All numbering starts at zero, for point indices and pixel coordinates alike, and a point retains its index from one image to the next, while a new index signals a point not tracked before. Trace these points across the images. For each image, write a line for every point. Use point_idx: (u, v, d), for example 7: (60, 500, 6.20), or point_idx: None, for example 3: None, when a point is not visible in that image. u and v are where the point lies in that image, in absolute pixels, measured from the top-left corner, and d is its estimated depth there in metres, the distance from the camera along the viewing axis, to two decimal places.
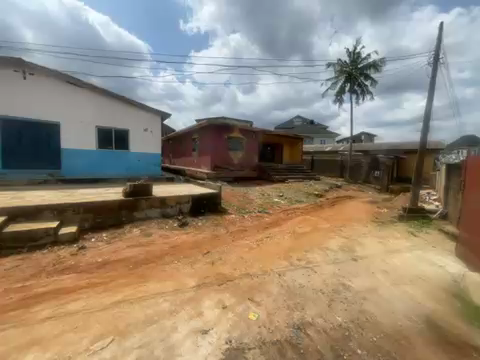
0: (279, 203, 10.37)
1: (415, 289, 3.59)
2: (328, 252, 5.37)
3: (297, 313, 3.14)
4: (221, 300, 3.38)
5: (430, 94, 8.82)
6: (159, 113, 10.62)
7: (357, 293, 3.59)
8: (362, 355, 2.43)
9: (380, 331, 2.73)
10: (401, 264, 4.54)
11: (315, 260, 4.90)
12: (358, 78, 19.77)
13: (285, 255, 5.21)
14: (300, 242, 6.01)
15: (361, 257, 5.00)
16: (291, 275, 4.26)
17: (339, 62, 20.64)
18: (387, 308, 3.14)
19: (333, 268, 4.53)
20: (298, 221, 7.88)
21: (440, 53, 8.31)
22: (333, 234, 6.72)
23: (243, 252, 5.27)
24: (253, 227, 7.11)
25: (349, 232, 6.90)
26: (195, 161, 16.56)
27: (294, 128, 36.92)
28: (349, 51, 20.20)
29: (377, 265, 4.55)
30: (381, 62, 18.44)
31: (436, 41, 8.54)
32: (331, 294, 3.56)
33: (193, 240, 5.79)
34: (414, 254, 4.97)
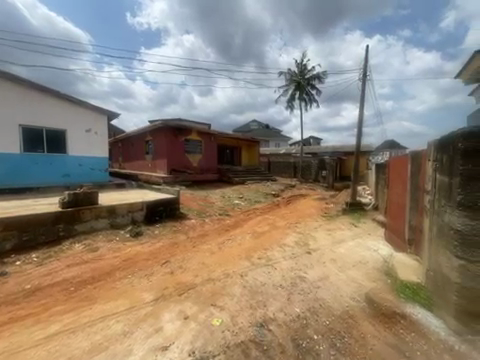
0: (239, 205, 10.55)
1: (357, 272, 4.13)
2: (286, 248, 5.73)
3: (260, 310, 3.22)
4: (182, 311, 3.20)
5: (361, 105, 10.42)
6: (105, 112, 9.49)
7: (311, 283, 3.92)
8: (317, 339, 2.64)
9: (331, 315, 3.02)
10: (346, 252, 5.16)
11: (274, 257, 5.16)
12: (305, 88, 21.89)
13: (247, 255, 5.32)
14: (261, 241, 6.22)
15: (314, 249, 5.51)
16: (253, 274, 4.37)
17: (289, 71, 22.49)
18: (337, 293, 3.52)
19: (290, 263, 4.83)
20: (257, 221, 8.17)
21: (367, 71, 9.93)
22: (290, 230, 7.20)
23: (205, 258, 5.14)
24: (215, 231, 7.03)
25: (304, 227, 7.50)
26: (149, 165, 15.42)
27: (252, 132, 38.38)
28: (297, 62, 22.23)
29: (327, 255, 5.06)
30: (323, 75, 20.89)
31: (364, 61, 10.19)
32: (290, 288, 3.79)
33: (149, 250, 5.36)
34: (355, 242, 5.74)
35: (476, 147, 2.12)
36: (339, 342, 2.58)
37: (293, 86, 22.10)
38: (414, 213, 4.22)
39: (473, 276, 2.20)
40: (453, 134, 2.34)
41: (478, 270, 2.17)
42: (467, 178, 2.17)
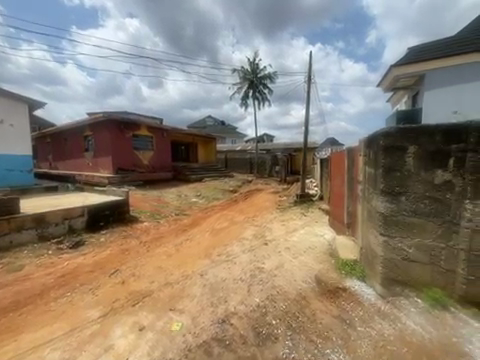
0: (197, 203, 10.30)
1: (307, 257, 4.58)
2: (245, 241, 5.91)
3: (221, 307, 3.23)
4: (137, 322, 2.94)
5: (307, 105, 11.48)
6: (25, 100, 7.75)
7: (269, 272, 4.16)
8: (275, 324, 2.82)
9: (287, 299, 3.28)
10: (298, 240, 5.64)
11: (234, 252, 5.25)
12: (258, 86, 22.70)
13: (206, 253, 5.23)
14: (220, 238, 6.21)
15: (270, 240, 5.85)
16: (213, 271, 4.34)
17: (242, 69, 22.94)
18: (291, 278, 3.84)
19: (249, 256, 4.99)
20: (216, 218, 8.14)
21: (311, 74, 10.98)
22: (248, 224, 7.43)
23: (161, 261, 4.84)
24: (171, 232, 6.68)
25: (261, 220, 7.85)
26: (89, 163, 13.45)
27: (207, 128, 37.74)
28: (250, 61, 22.84)
29: (282, 245, 5.44)
30: (274, 75, 22.07)
31: (308, 65, 11.23)
32: (249, 280, 3.93)
33: (94, 260, 4.71)
34: (305, 230, 6.35)
35: (393, 144, 2.58)
36: (294, 322, 2.81)
37: (247, 84, 22.65)
38: (350, 200, 4.92)
39: (392, 248, 2.69)
40: (377, 133, 2.79)
41: (396, 244, 2.67)
42: (387, 169, 2.63)
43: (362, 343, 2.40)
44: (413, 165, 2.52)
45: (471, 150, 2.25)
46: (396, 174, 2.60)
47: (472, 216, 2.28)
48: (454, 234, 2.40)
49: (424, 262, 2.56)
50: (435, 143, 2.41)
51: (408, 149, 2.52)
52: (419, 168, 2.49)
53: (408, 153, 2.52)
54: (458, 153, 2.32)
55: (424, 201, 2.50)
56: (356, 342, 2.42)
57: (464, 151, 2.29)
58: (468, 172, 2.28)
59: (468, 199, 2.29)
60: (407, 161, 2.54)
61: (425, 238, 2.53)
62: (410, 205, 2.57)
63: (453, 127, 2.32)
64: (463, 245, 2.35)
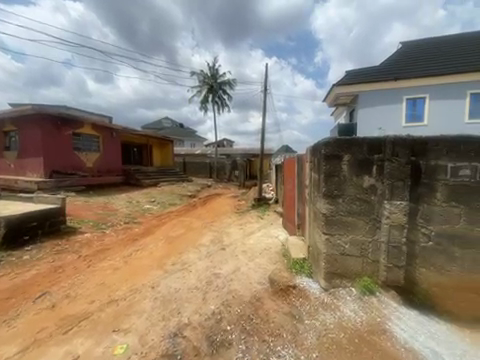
0: (151, 209, 9.60)
1: (263, 258, 4.77)
2: (202, 248, 5.77)
3: (174, 319, 3.05)
4: (71, 352, 2.53)
5: (263, 114, 12.20)
6: None
7: (225, 277, 4.16)
8: (230, 329, 2.81)
9: (242, 302, 3.33)
10: (254, 243, 5.81)
11: (190, 259, 5.06)
12: (218, 91, 22.92)
13: (159, 263, 4.89)
14: (175, 246, 5.91)
15: (228, 245, 5.87)
16: (166, 282, 4.07)
17: (201, 73, 22.89)
18: (247, 281, 3.93)
19: (205, 262, 4.89)
20: (172, 225, 7.73)
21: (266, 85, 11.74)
22: (206, 230, 7.29)
23: (105, 276, 4.30)
24: (119, 242, 6.01)
25: (219, 225, 7.82)
26: (11, 165, 11.08)
27: (164, 129, 35.85)
28: (209, 65, 22.98)
29: (239, 248, 5.52)
30: (233, 82, 22.70)
31: (264, 77, 12.00)
32: (205, 288, 3.84)
33: (13, 284, 3.86)
34: (262, 232, 6.61)
35: (331, 153, 2.94)
36: (248, 325, 2.85)
37: (206, 88, 22.67)
38: (299, 203, 5.36)
39: (333, 245, 3.03)
40: (320, 142, 3.13)
41: (336, 241, 3.01)
42: (327, 175, 2.97)
43: (309, 336, 2.59)
44: (347, 171, 2.91)
45: (388, 159, 2.73)
46: (334, 179, 2.95)
47: (389, 214, 2.75)
48: (378, 229, 2.84)
49: (357, 255, 2.95)
50: (363, 153, 2.84)
51: (343, 157, 2.90)
52: (352, 174, 2.89)
53: (343, 160, 2.90)
54: (379, 162, 2.78)
55: (356, 202, 2.91)
56: (304, 336, 2.61)
57: (383, 160, 2.76)
58: (386, 177, 2.75)
59: (386, 199, 2.76)
60: (342, 168, 2.92)
61: (357, 234, 2.93)
62: (345, 205, 2.94)
63: (375, 139, 2.79)
64: (384, 238, 2.80)
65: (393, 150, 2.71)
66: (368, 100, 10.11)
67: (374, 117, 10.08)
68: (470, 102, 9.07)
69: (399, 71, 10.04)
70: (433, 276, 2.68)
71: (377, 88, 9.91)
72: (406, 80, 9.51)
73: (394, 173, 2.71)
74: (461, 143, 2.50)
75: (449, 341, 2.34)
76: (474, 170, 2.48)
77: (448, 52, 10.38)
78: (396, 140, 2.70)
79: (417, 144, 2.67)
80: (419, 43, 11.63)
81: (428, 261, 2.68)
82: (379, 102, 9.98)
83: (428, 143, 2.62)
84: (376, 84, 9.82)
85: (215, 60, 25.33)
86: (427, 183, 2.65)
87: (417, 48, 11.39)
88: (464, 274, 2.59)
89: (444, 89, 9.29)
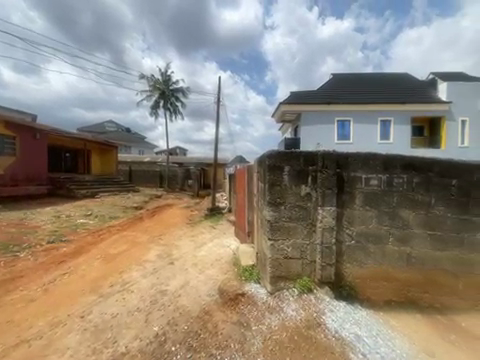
0: (86, 224, 8.29)
1: (213, 269, 4.70)
2: (147, 264, 5.28)
3: (107, 351, 2.70)
4: None
5: (216, 124, 12.49)
6: None
7: (173, 294, 3.91)
8: (175, 350, 2.65)
9: (190, 318, 3.18)
10: (205, 254, 5.67)
11: (132, 278, 4.55)
12: (170, 98, 22.14)
13: (93, 287, 4.22)
14: (115, 265, 5.21)
15: (177, 258, 5.55)
16: (100, 308, 3.54)
17: (153, 78, 21.99)
18: (196, 295, 3.79)
19: (151, 280, 4.48)
20: (112, 241, 6.82)
21: (220, 97, 12.15)
22: (153, 244, 6.71)
23: (15, 312, 3.46)
24: (38, 267, 4.94)
25: (169, 238, 7.33)
26: None
27: (107, 133, 32.12)
28: (161, 71, 22.30)
29: (189, 261, 5.30)
30: (187, 90, 22.49)
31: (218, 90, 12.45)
32: (148, 308, 3.51)
33: None
34: (214, 243, 6.52)
35: (274, 164, 3.22)
36: (195, 341, 2.74)
37: (158, 93, 21.80)
38: (250, 211, 5.58)
39: (277, 249, 3.25)
40: (265, 154, 3.39)
41: (279, 245, 3.24)
42: (271, 184, 3.23)
43: (255, 341, 2.66)
44: (288, 181, 3.22)
45: (320, 171, 3.16)
46: (277, 188, 3.23)
47: (322, 218, 3.15)
48: (314, 232, 3.20)
49: (298, 257, 3.23)
50: (300, 164, 3.21)
51: (284, 168, 3.22)
52: (292, 183, 3.22)
53: (284, 171, 3.21)
54: (313, 172, 3.19)
55: (296, 208, 3.22)
56: (250, 342, 2.66)
57: (316, 171, 3.18)
58: (319, 186, 3.17)
59: (319, 205, 3.16)
60: (284, 178, 3.22)
61: (297, 238, 3.23)
62: (287, 212, 3.23)
63: (310, 153, 3.19)
64: (319, 240, 3.17)
65: (323, 163, 3.16)
66: (309, 119, 11.57)
67: (313, 134, 11.55)
68: (380, 127, 11.49)
69: (331, 97, 11.95)
70: (355, 269, 3.18)
71: (315, 109, 11.49)
72: (336, 105, 11.38)
73: (324, 183, 3.15)
74: (370, 158, 3.12)
75: (368, 324, 2.78)
76: (379, 181, 3.11)
77: (365, 86, 13.01)
78: (325, 155, 3.17)
79: (341, 158, 3.18)
80: (345, 76, 14.15)
81: (352, 257, 3.18)
82: (317, 122, 11.56)
83: (348, 158, 3.16)
84: (314, 106, 11.40)
85: (168, 66, 24.62)
86: (349, 191, 3.17)
87: (344, 80, 13.84)
88: (377, 265, 3.15)
89: (364, 116, 11.48)
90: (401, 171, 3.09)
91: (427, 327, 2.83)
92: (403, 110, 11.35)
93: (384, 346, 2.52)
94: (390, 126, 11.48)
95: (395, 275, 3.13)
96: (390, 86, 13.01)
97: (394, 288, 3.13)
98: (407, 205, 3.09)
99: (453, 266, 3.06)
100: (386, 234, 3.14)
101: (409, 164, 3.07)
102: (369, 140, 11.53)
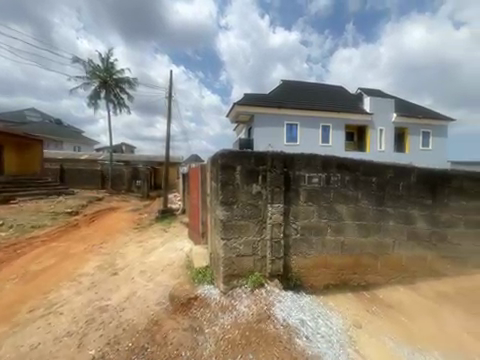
0: None
1: (164, 275, 4.38)
2: (84, 278, 4.56)
3: None
4: None
5: (168, 120, 11.78)
6: None
7: (115, 308, 3.48)
8: None
9: (135, 332, 2.88)
10: (155, 260, 5.24)
11: (62, 298, 3.85)
12: (114, 89, 19.70)
13: (4, 316, 3.39)
14: (37, 285, 4.29)
15: (121, 268, 4.97)
16: (14, 342, 2.86)
17: (91, 63, 19.18)
18: (143, 305, 3.47)
19: (87, 296, 3.88)
20: (35, 256, 5.61)
21: (171, 92, 11.51)
22: (92, 255, 5.82)
23: None
24: None
25: (112, 247, 6.48)
26: None
27: (29, 124, 26.38)
28: (102, 57, 19.68)
29: (136, 270, 4.81)
30: (135, 82, 20.44)
31: (169, 84, 11.76)
32: (84, 329, 3.03)
33: None
34: (165, 247, 6.09)
35: (227, 163, 3.22)
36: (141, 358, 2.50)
37: (98, 82, 19.15)
38: (204, 211, 5.45)
39: (229, 248, 3.26)
40: (217, 153, 3.35)
41: (232, 244, 3.26)
42: (223, 183, 3.22)
43: (208, 344, 2.60)
44: (240, 180, 3.26)
45: (269, 170, 3.32)
46: (229, 187, 3.24)
47: (272, 214, 3.32)
48: (264, 228, 3.34)
49: (250, 254, 3.31)
50: (251, 164, 3.29)
51: (236, 168, 3.25)
52: (243, 182, 3.28)
53: (236, 170, 3.24)
54: (263, 172, 3.32)
55: (247, 207, 3.29)
56: (203, 346, 2.58)
57: (266, 170, 3.32)
58: (268, 185, 3.32)
59: (269, 202, 3.32)
60: (236, 177, 3.25)
61: (249, 235, 3.31)
62: (239, 210, 3.27)
63: (260, 153, 3.31)
64: (269, 235, 3.33)
65: (272, 163, 3.33)
66: (261, 121, 12.13)
67: (265, 135, 12.17)
68: (321, 132, 12.98)
69: (281, 102, 12.85)
70: (300, 260, 3.47)
71: (267, 112, 12.17)
72: (285, 109, 12.30)
73: (273, 181, 3.32)
74: (312, 159, 3.45)
75: (311, 308, 3.07)
76: (319, 179, 3.48)
77: (309, 94, 14.47)
78: (274, 155, 3.35)
79: (288, 158, 3.41)
80: (293, 84, 15.43)
81: (297, 249, 3.46)
82: (268, 124, 12.24)
83: (294, 158, 3.42)
84: (266, 108, 12.03)
85: (110, 53, 21.85)
86: (295, 189, 3.43)
87: (292, 86, 15.07)
88: (318, 254, 3.52)
89: (309, 121, 12.77)
90: (336, 170, 3.53)
91: (356, 303, 3.31)
92: (339, 117, 13.13)
93: (324, 326, 2.82)
94: (329, 132, 13.09)
95: (332, 262, 3.56)
96: (328, 96, 14.84)
97: (331, 273, 3.56)
98: (341, 200, 3.56)
99: (375, 249, 3.67)
100: (325, 226, 3.53)
101: (342, 164, 3.53)
102: (313, 143, 12.86)
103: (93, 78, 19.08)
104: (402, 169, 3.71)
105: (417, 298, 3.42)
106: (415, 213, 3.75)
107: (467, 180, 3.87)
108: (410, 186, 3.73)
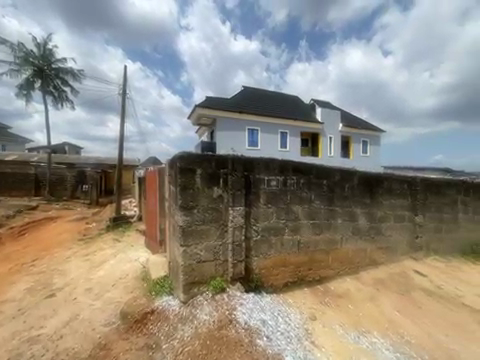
0: None
1: (115, 291, 3.91)
2: (7, 306, 3.75)
3: None
4: None
5: (122, 119, 10.79)
6: None
7: (51, 337, 2.95)
8: None
9: None
10: (105, 274, 4.66)
11: None
12: (54, 80, 17.07)
13: None
14: None
15: (60, 288, 4.26)
16: None
17: (21, 48, 16.20)
18: (88, 329, 3.03)
19: (12, 328, 3.20)
20: None
21: (126, 89, 10.59)
22: (20, 277, 4.83)
23: None
24: None
25: (48, 264, 5.51)
26: None
27: None
28: (37, 42, 16.84)
29: (80, 288, 4.19)
30: (81, 74, 18.12)
31: (123, 80, 10.81)
32: None
33: None
34: (117, 258, 5.47)
35: (186, 166, 3.10)
36: None
37: (31, 70, 16.30)
38: (162, 218, 5.11)
39: (190, 255, 3.12)
40: (176, 155, 3.20)
41: (192, 250, 3.13)
42: (183, 187, 3.09)
43: None
44: (200, 183, 3.17)
45: (230, 173, 3.32)
46: (189, 192, 3.12)
47: (233, 218, 3.32)
48: (226, 232, 3.31)
49: (211, 259, 3.23)
50: (212, 167, 3.24)
51: (196, 171, 3.15)
52: (204, 185, 3.20)
53: (197, 173, 3.14)
54: (224, 175, 3.30)
55: (208, 211, 3.22)
56: None
57: (227, 173, 3.31)
58: (229, 188, 3.32)
59: (230, 205, 3.31)
60: (196, 181, 3.15)
61: (210, 240, 3.23)
62: (200, 215, 3.17)
63: (221, 157, 3.29)
64: (230, 239, 3.31)
65: (233, 166, 3.35)
66: (223, 125, 12.24)
67: (228, 139, 12.30)
68: (280, 137, 13.79)
69: (242, 107, 13.19)
70: (261, 261, 3.56)
71: (229, 116, 12.33)
72: (246, 114, 12.68)
73: (234, 184, 3.33)
74: (270, 163, 3.60)
75: (271, 307, 3.15)
76: (277, 182, 3.65)
77: (268, 102, 15.28)
78: (235, 158, 3.38)
79: (248, 162, 3.48)
80: (254, 90, 16.05)
81: (259, 251, 3.54)
82: (230, 128, 12.41)
83: (253, 161, 3.50)
84: (228, 112, 12.21)
85: (48, 38, 18.88)
86: (255, 191, 3.51)
87: (253, 93, 15.66)
88: (277, 254, 3.67)
89: (269, 127, 13.45)
90: (293, 174, 3.77)
91: (311, 296, 3.56)
92: (295, 125, 14.20)
93: (283, 323, 2.93)
94: (287, 138, 14.01)
95: (290, 260, 3.75)
96: (285, 105, 15.94)
97: (290, 271, 3.75)
98: (297, 201, 3.80)
99: (326, 245, 4.02)
100: (283, 226, 3.71)
101: (297, 168, 3.79)
102: (272, 148, 13.53)
103: (25, 65, 16.15)
104: (346, 172, 4.19)
105: (360, 286, 3.88)
106: (357, 211, 4.28)
107: (395, 182, 4.62)
108: (353, 187, 4.24)
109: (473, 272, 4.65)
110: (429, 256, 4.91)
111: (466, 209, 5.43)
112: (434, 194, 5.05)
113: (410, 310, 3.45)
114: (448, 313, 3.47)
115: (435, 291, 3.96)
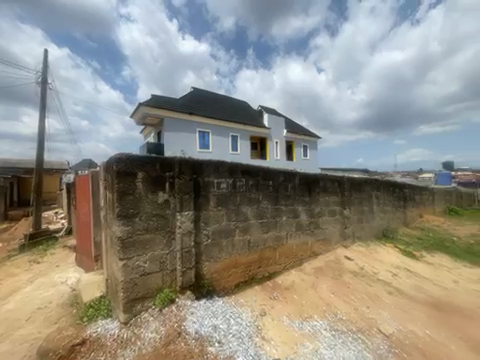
0: None
1: (30, 325, 3.13)
2: None
3: None
4: None
5: (42, 113, 8.93)
6: None
7: None
8: None
9: None
10: (15, 306, 3.68)
11: None
12: None
13: None
14: None
15: None
16: None
17: None
18: None
19: None
20: None
21: (47, 77, 8.83)
22: None
23: None
24: None
25: None
26: None
27: None
28: None
29: None
30: None
31: (43, 67, 8.99)
32: None
33: None
34: (35, 284, 4.42)
35: (125, 170, 2.77)
36: None
37: None
38: (97, 229, 4.43)
39: (131, 269, 2.79)
40: (113, 158, 2.81)
41: (134, 263, 2.81)
42: (121, 193, 2.74)
43: None
44: (142, 188, 2.89)
45: (177, 177, 3.15)
46: (130, 198, 2.79)
47: (181, 223, 3.15)
48: (173, 239, 3.11)
49: (157, 270, 2.98)
50: (156, 170, 3.00)
51: (138, 175, 2.85)
52: (147, 191, 2.92)
53: (138, 178, 2.84)
54: (170, 178, 3.11)
55: (153, 218, 2.96)
56: None
57: (173, 177, 3.13)
58: (176, 192, 3.14)
59: (178, 211, 3.14)
60: (137, 186, 2.85)
61: (156, 249, 2.97)
62: (142, 223, 2.88)
63: (166, 159, 3.08)
64: (178, 246, 3.13)
65: (180, 169, 3.19)
66: (171, 126, 11.65)
67: (176, 141, 11.75)
68: (230, 140, 14.06)
69: (192, 108, 12.87)
70: (212, 265, 3.50)
71: (177, 117, 11.81)
72: (196, 116, 12.42)
73: (182, 188, 3.17)
74: (219, 165, 3.59)
75: (223, 311, 3.12)
76: (227, 184, 3.68)
77: (218, 105, 15.40)
78: (182, 161, 3.22)
79: (196, 164, 3.38)
80: (203, 92, 15.88)
81: (210, 255, 3.47)
82: (179, 130, 11.90)
83: (202, 164, 3.43)
84: (176, 113, 11.69)
85: None
86: (204, 194, 3.44)
87: (202, 95, 15.49)
88: (228, 256, 3.67)
89: (219, 130, 13.52)
90: (242, 176, 3.87)
91: (262, 293, 3.70)
92: (244, 129, 14.76)
93: (235, 324, 2.93)
94: (237, 141, 14.40)
95: (241, 260, 3.82)
96: (234, 109, 16.38)
97: (241, 271, 3.82)
98: (246, 202, 3.92)
99: (274, 242, 4.28)
100: (233, 228, 3.75)
101: (246, 170, 3.91)
102: (223, 151, 13.64)
103: None
104: (289, 173, 4.57)
105: (303, 276, 4.28)
106: (299, 208, 4.73)
107: (328, 181, 5.32)
108: (295, 187, 4.67)
109: (384, 252, 5.80)
110: (355, 243, 5.86)
111: (378, 201, 6.74)
112: (356, 190, 6.07)
113: (342, 291, 4.01)
114: (368, 288, 4.20)
115: (359, 271, 4.74)
